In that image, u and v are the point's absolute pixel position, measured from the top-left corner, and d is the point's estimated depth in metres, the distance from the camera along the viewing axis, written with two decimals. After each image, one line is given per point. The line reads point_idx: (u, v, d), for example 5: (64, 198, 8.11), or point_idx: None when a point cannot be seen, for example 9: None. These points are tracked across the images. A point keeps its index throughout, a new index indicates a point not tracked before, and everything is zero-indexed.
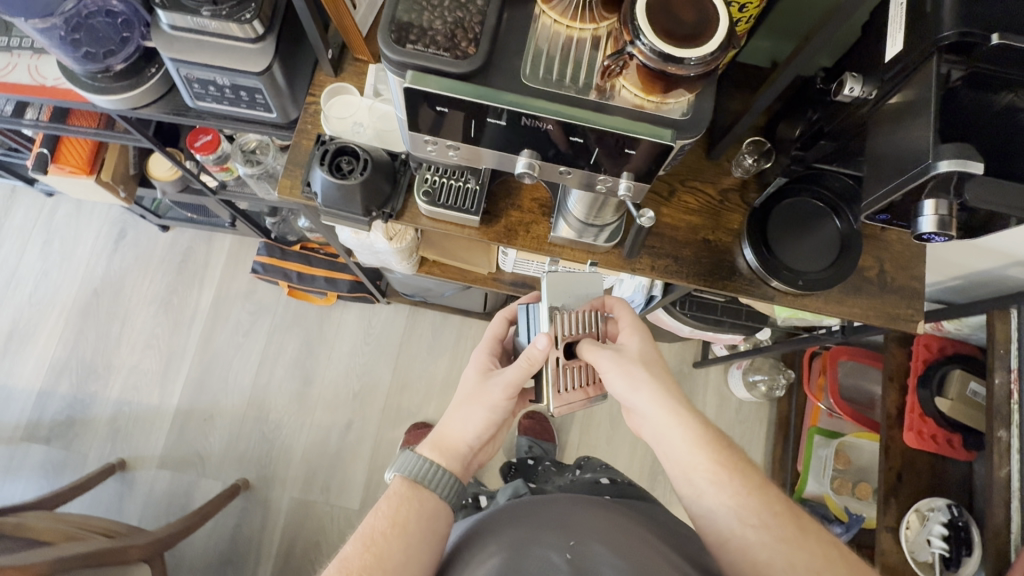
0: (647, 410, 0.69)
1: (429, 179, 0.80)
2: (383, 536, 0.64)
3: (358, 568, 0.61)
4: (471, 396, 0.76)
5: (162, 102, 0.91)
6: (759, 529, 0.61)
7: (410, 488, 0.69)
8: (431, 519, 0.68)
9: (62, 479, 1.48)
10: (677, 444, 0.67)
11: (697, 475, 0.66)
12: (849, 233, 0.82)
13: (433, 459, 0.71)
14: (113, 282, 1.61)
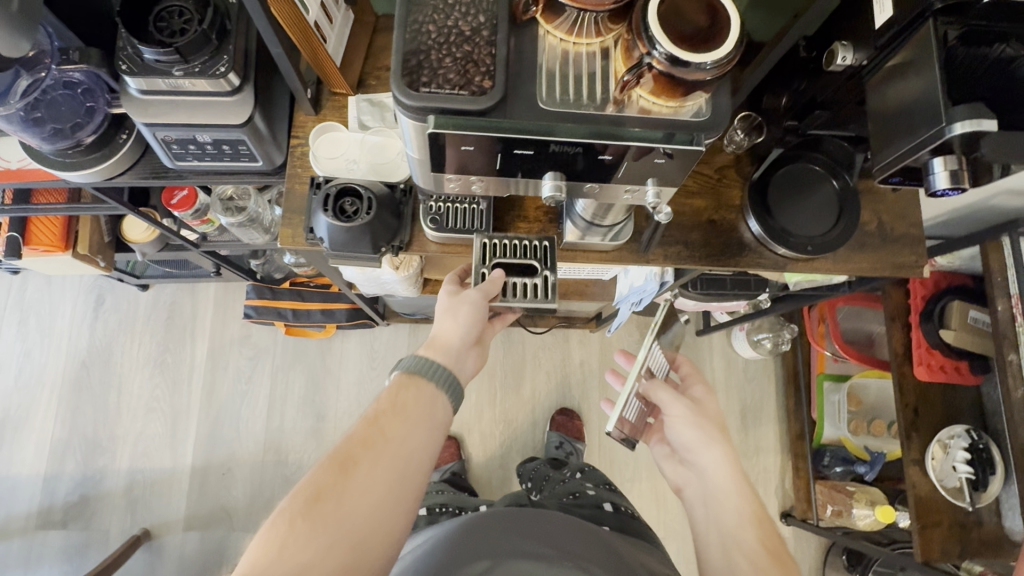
0: (709, 471, 0.70)
1: (433, 206, 0.78)
2: (386, 419, 0.61)
3: (360, 447, 0.59)
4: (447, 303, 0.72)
5: (136, 168, 0.87)
6: None
7: (415, 381, 0.65)
8: (434, 411, 0.64)
9: (87, 560, 1.43)
10: (730, 512, 0.66)
11: (739, 555, 0.62)
12: (845, 191, 0.84)
13: (436, 362, 0.67)
14: (101, 350, 1.55)
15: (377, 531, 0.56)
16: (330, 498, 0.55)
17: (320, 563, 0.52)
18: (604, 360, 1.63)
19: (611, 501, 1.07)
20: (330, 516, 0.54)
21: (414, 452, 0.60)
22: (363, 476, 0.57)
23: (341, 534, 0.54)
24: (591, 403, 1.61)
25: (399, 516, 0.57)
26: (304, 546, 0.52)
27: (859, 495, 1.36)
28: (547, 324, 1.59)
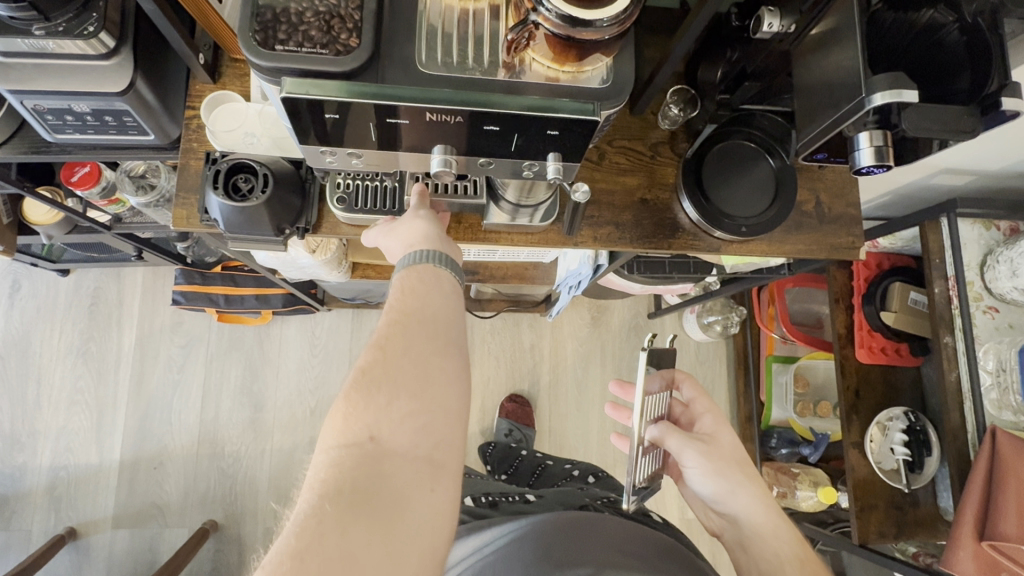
0: (743, 520, 0.73)
1: (341, 184, 0.72)
2: (405, 304, 0.56)
3: (393, 332, 0.55)
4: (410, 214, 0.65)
5: (12, 142, 0.78)
6: None
7: (422, 273, 0.60)
8: (449, 292, 0.60)
9: (8, 562, 1.36)
10: (770, 555, 0.69)
11: None
12: (782, 170, 0.81)
13: (432, 250, 0.61)
14: (17, 340, 1.45)
15: (438, 398, 0.53)
16: (378, 379, 0.52)
17: (388, 432, 0.49)
18: (555, 344, 1.60)
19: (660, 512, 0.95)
20: (388, 395, 0.51)
21: (445, 327, 0.57)
22: (403, 356, 0.53)
23: (403, 406, 0.51)
24: (541, 387, 1.57)
25: (451, 383, 0.54)
26: (367, 422, 0.50)
27: (803, 476, 1.34)
28: (496, 308, 1.54)
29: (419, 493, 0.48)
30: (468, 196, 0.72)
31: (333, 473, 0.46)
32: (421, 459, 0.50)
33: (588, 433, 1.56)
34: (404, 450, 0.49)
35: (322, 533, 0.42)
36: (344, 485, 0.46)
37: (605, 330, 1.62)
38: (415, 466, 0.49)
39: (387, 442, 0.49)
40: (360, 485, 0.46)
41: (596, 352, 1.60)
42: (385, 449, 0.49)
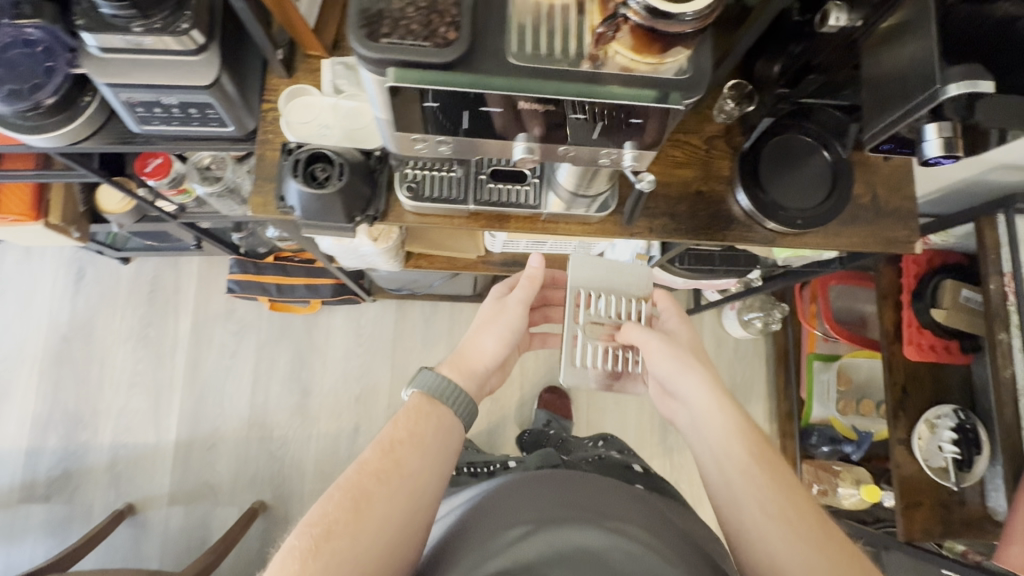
0: (692, 407, 0.71)
1: (410, 173, 0.75)
2: (400, 439, 0.67)
3: (378, 470, 0.63)
4: (485, 317, 0.84)
5: (102, 133, 0.84)
6: (778, 520, 0.60)
7: (428, 404, 0.71)
8: (445, 429, 0.70)
9: (71, 534, 1.43)
10: (715, 431, 0.68)
11: (730, 468, 0.65)
12: (838, 163, 0.82)
13: (450, 377, 0.74)
14: (82, 324, 1.53)
15: (397, 539, 0.60)
16: (362, 494, 0.61)
17: (350, 542, 0.58)
18: None
19: (641, 464, 1.01)
20: (354, 529, 0.59)
21: (423, 471, 0.65)
22: (381, 493, 0.62)
23: (361, 543, 0.58)
24: None
25: (417, 528, 0.62)
26: (336, 527, 0.59)
27: (845, 475, 1.35)
28: None
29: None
30: (527, 204, 0.77)
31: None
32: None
33: (625, 427, 1.58)
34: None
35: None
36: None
37: None
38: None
39: (335, 573, 0.56)
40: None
41: None
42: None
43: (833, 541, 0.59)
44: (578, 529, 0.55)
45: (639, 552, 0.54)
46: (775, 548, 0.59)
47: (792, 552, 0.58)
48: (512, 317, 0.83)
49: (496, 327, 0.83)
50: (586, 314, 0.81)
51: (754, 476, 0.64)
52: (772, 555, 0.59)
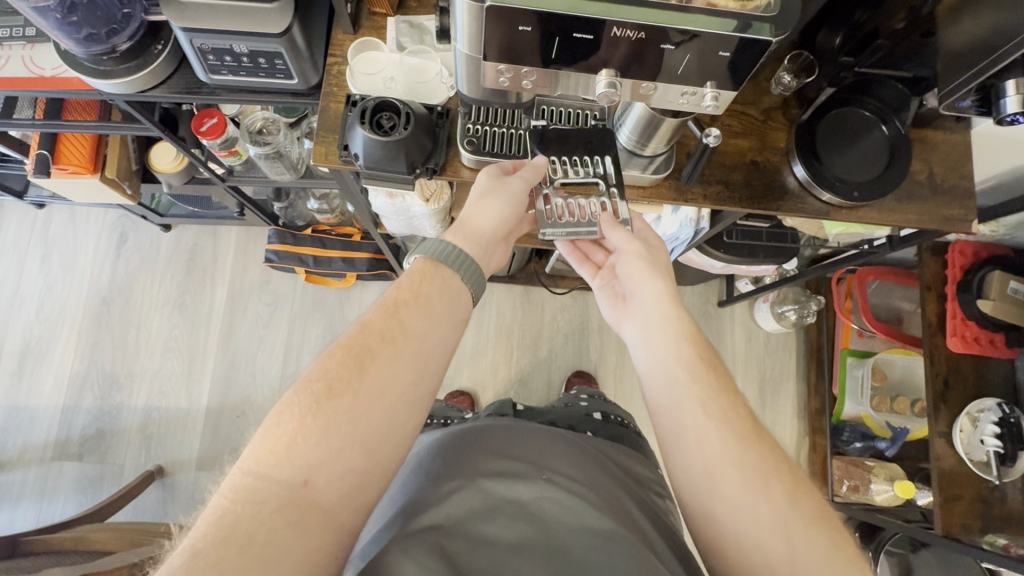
0: (649, 309, 0.68)
1: (471, 129, 0.76)
2: (405, 299, 0.62)
3: (380, 331, 0.59)
4: (486, 188, 0.71)
5: (169, 83, 0.86)
6: (719, 422, 0.59)
7: (431, 268, 0.65)
8: (455, 294, 0.65)
9: (101, 493, 1.44)
10: (666, 336, 0.65)
11: (677, 367, 0.63)
12: (897, 138, 0.81)
13: (457, 246, 0.67)
14: (121, 288, 1.56)
15: (398, 406, 0.56)
16: (360, 353, 0.57)
17: (350, 402, 0.54)
18: None
19: (602, 410, 0.97)
20: (353, 390, 0.55)
21: (428, 337, 0.60)
22: (381, 358, 0.57)
23: (362, 404, 0.55)
24: (609, 367, 1.59)
25: (418, 402, 0.58)
26: (332, 386, 0.55)
27: (879, 471, 1.37)
28: (569, 285, 1.60)
29: (333, 507, 0.51)
30: None
31: (273, 452, 0.51)
32: (353, 465, 0.52)
33: (652, 416, 1.56)
34: (338, 453, 0.52)
35: (228, 521, 0.47)
36: (273, 471, 0.50)
37: None
38: (339, 475, 0.52)
39: (332, 436, 0.52)
40: (282, 475, 0.50)
41: None
42: (321, 456, 0.51)
43: (769, 451, 0.58)
44: (513, 477, 0.67)
45: (569, 495, 0.65)
46: (712, 444, 0.57)
47: (728, 460, 0.56)
48: (519, 193, 0.71)
49: (503, 197, 0.71)
50: (558, 179, 0.74)
51: (702, 387, 0.61)
52: (706, 459, 0.57)
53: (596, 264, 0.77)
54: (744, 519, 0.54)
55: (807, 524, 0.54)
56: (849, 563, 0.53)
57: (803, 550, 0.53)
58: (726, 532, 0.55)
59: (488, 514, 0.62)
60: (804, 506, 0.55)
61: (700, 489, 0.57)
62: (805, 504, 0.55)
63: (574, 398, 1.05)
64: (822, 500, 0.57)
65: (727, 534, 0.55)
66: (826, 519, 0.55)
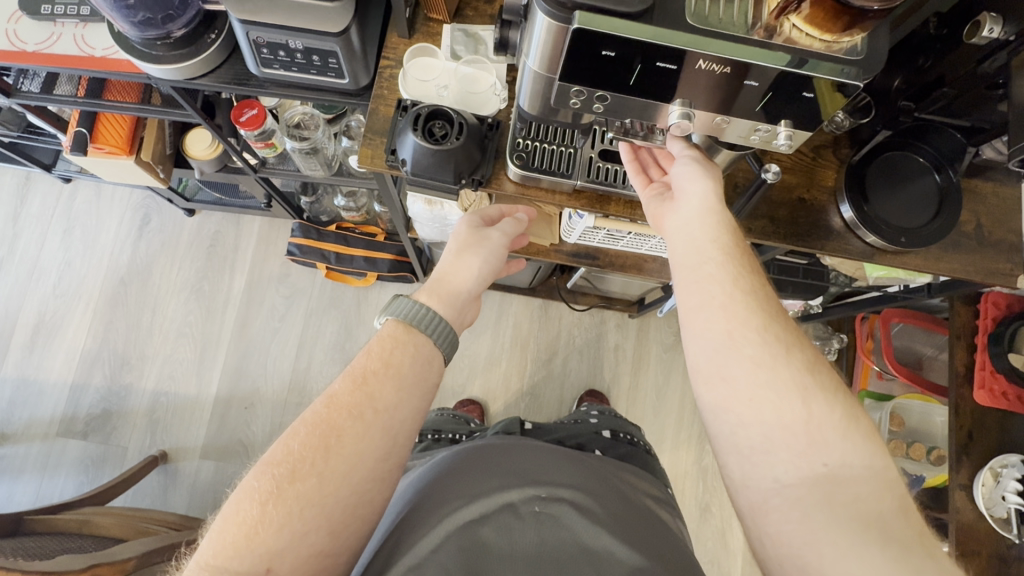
0: (693, 201, 0.66)
1: (521, 143, 0.75)
2: (373, 373, 0.59)
3: (348, 405, 0.57)
4: (465, 242, 0.73)
5: (218, 72, 0.85)
6: (741, 316, 0.60)
7: (403, 332, 0.63)
8: (424, 359, 0.63)
9: (103, 474, 1.43)
10: (698, 235, 0.65)
11: (708, 264, 0.63)
12: (947, 187, 0.80)
13: (430, 307, 0.66)
14: (139, 269, 1.56)
15: (364, 484, 0.55)
16: (325, 432, 0.55)
17: (310, 485, 0.53)
18: (639, 347, 1.60)
19: (612, 427, 0.93)
20: (318, 471, 0.53)
21: (395, 410, 0.58)
22: (349, 434, 0.56)
23: (326, 487, 0.53)
24: (622, 388, 1.57)
25: (384, 476, 0.57)
26: (295, 467, 0.53)
27: None
28: (589, 302, 1.59)
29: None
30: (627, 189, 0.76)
31: (230, 543, 0.49)
32: (316, 548, 0.52)
33: (662, 441, 1.54)
34: (303, 535, 0.51)
35: None
36: (231, 564, 0.49)
37: None
38: (303, 560, 0.51)
39: (294, 522, 0.51)
40: (241, 567, 0.49)
41: (679, 362, 1.59)
42: (284, 543, 0.50)
43: (792, 335, 0.61)
44: (508, 496, 0.63)
45: (573, 516, 0.61)
46: (727, 327, 0.60)
47: (749, 339, 0.59)
48: (496, 248, 0.74)
49: (480, 253, 0.73)
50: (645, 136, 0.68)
51: (729, 271, 0.63)
52: (727, 335, 0.60)
53: (648, 178, 0.73)
54: (761, 406, 0.57)
55: (827, 402, 0.57)
56: (873, 451, 0.56)
57: (827, 435, 0.55)
58: (739, 416, 0.58)
59: (486, 536, 0.59)
60: (824, 387, 0.58)
61: (714, 371, 0.59)
62: (825, 385, 0.58)
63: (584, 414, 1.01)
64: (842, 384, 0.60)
65: (737, 424, 0.58)
66: (847, 406, 0.58)
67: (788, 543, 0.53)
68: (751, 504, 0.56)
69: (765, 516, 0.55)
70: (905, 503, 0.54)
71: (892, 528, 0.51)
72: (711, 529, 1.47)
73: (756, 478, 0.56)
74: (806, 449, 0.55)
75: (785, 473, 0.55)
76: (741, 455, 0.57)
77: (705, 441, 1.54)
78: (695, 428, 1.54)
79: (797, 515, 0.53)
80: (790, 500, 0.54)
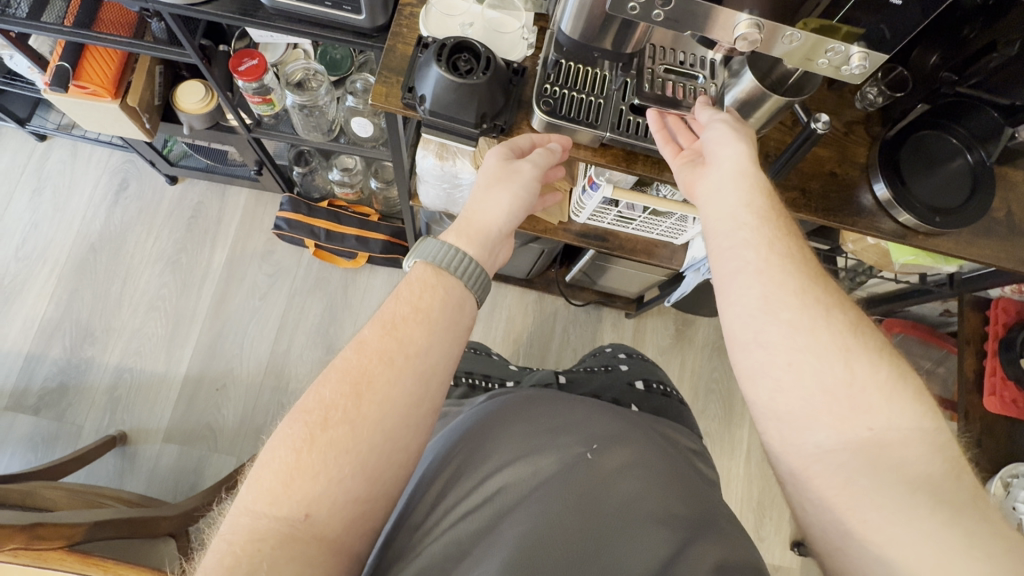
0: (725, 163, 0.61)
1: (548, 89, 0.70)
2: (404, 317, 0.52)
3: (377, 350, 0.49)
4: (495, 175, 0.65)
5: (223, 2, 0.79)
6: (777, 282, 0.54)
7: (433, 276, 0.56)
8: (454, 305, 0.55)
9: (53, 453, 1.30)
10: (729, 199, 0.59)
11: (739, 230, 0.57)
12: (980, 167, 0.77)
13: (460, 249, 0.59)
14: (113, 236, 1.46)
15: (401, 429, 0.48)
16: (358, 378, 0.48)
17: (347, 431, 0.46)
18: (635, 347, 1.55)
19: (644, 379, 0.89)
20: (350, 418, 0.46)
21: (429, 354, 0.51)
22: (381, 379, 0.48)
23: (362, 435, 0.46)
24: None
25: (422, 422, 0.49)
26: (329, 411, 0.46)
27: None
28: (588, 298, 1.54)
29: (339, 537, 0.44)
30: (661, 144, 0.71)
31: (269, 489, 0.43)
32: (354, 495, 0.45)
33: None
34: (342, 481, 0.44)
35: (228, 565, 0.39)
36: (272, 510, 0.42)
37: (688, 344, 1.56)
38: (340, 508, 0.44)
39: (330, 469, 0.44)
40: (279, 517, 0.42)
41: (675, 365, 1.54)
42: (322, 489, 0.44)
43: (833, 295, 0.54)
44: (548, 458, 0.57)
45: (625, 479, 0.56)
46: (762, 299, 0.53)
47: (786, 302, 0.53)
48: (529, 181, 0.66)
49: (512, 187, 0.65)
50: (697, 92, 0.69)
51: (765, 234, 0.57)
52: (762, 301, 0.53)
53: (678, 146, 0.67)
54: (802, 370, 0.51)
55: (872, 363, 0.51)
56: (923, 413, 0.49)
57: (872, 398, 0.49)
58: (776, 382, 0.52)
59: (543, 496, 0.54)
60: (868, 347, 0.52)
61: (749, 337, 0.53)
62: (872, 346, 0.52)
63: (609, 357, 0.95)
64: (886, 342, 0.54)
65: (774, 390, 0.52)
66: (894, 366, 0.52)
67: (828, 511, 0.48)
68: (793, 472, 0.51)
69: (807, 483, 0.50)
70: (957, 467, 0.48)
71: (945, 492, 0.46)
72: None
73: (795, 444, 0.50)
74: (847, 415, 0.49)
75: (826, 438, 0.49)
76: (781, 423, 0.51)
77: None
78: None
79: (841, 481, 0.48)
80: (833, 468, 0.48)
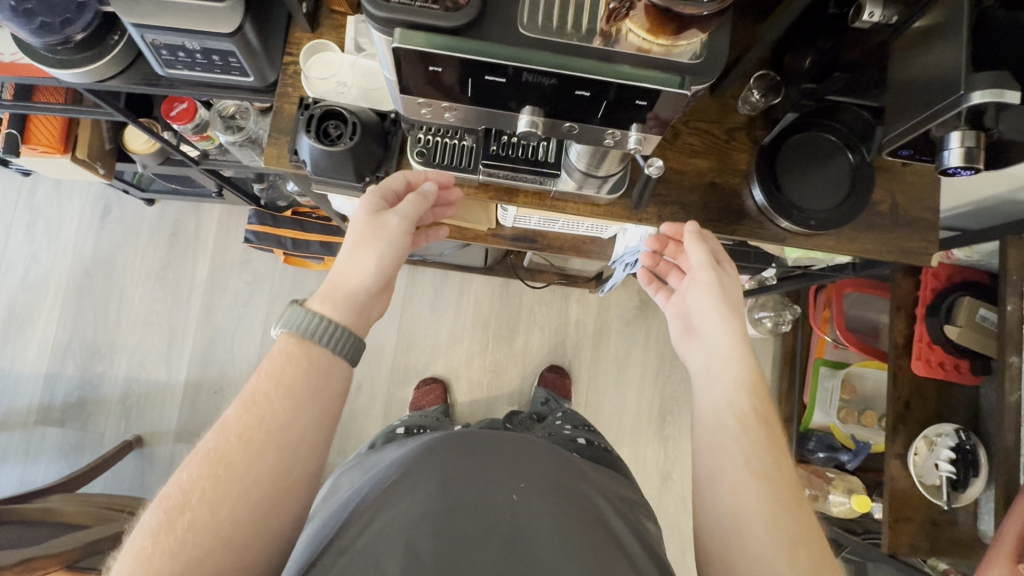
0: (712, 336, 0.69)
1: (423, 139, 0.77)
2: (265, 396, 0.59)
3: (238, 432, 0.57)
4: (361, 236, 0.68)
5: (129, 72, 0.85)
6: (754, 466, 0.59)
7: (297, 345, 0.62)
8: (323, 371, 0.62)
9: (81, 459, 1.49)
10: (724, 380, 0.65)
11: (726, 413, 0.63)
12: (860, 166, 0.79)
13: (325, 315, 0.64)
14: (104, 259, 1.58)
15: (262, 502, 0.55)
16: (218, 460, 0.55)
17: (205, 513, 0.53)
18: (600, 321, 1.61)
19: (586, 437, 1.05)
20: (209, 500, 0.54)
21: (290, 429, 0.58)
22: (240, 460, 0.56)
23: (219, 514, 0.53)
24: (583, 362, 1.59)
25: (288, 492, 0.57)
26: (189, 495, 0.54)
27: (839, 482, 1.35)
28: (546, 280, 1.56)
29: None
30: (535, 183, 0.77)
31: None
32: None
33: (624, 413, 1.57)
34: (200, 560, 0.52)
35: None
36: None
37: (652, 313, 1.62)
38: None
39: (187, 551, 0.51)
40: None
41: (640, 334, 1.61)
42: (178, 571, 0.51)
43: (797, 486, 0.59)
44: (491, 495, 0.64)
45: (548, 519, 0.62)
46: (733, 470, 0.59)
47: (756, 473, 0.59)
48: (396, 238, 0.69)
49: (378, 246, 0.68)
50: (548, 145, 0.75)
51: (748, 423, 0.62)
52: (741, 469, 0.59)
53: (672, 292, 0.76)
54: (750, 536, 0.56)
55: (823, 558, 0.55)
56: None
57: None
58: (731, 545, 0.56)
59: (473, 536, 0.59)
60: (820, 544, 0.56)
61: (715, 500, 0.59)
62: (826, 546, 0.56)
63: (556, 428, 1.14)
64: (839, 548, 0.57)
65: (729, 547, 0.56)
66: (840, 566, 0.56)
67: None
68: None
69: None
70: None
71: None
72: (671, 496, 1.53)
73: None
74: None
75: None
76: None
77: (666, 412, 1.57)
78: (657, 398, 1.58)
79: None
80: None
